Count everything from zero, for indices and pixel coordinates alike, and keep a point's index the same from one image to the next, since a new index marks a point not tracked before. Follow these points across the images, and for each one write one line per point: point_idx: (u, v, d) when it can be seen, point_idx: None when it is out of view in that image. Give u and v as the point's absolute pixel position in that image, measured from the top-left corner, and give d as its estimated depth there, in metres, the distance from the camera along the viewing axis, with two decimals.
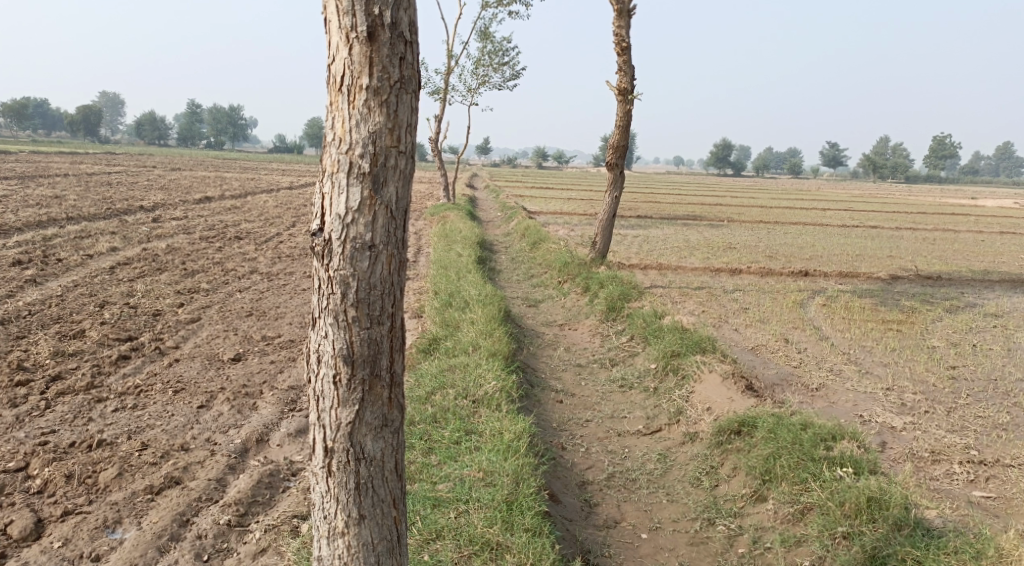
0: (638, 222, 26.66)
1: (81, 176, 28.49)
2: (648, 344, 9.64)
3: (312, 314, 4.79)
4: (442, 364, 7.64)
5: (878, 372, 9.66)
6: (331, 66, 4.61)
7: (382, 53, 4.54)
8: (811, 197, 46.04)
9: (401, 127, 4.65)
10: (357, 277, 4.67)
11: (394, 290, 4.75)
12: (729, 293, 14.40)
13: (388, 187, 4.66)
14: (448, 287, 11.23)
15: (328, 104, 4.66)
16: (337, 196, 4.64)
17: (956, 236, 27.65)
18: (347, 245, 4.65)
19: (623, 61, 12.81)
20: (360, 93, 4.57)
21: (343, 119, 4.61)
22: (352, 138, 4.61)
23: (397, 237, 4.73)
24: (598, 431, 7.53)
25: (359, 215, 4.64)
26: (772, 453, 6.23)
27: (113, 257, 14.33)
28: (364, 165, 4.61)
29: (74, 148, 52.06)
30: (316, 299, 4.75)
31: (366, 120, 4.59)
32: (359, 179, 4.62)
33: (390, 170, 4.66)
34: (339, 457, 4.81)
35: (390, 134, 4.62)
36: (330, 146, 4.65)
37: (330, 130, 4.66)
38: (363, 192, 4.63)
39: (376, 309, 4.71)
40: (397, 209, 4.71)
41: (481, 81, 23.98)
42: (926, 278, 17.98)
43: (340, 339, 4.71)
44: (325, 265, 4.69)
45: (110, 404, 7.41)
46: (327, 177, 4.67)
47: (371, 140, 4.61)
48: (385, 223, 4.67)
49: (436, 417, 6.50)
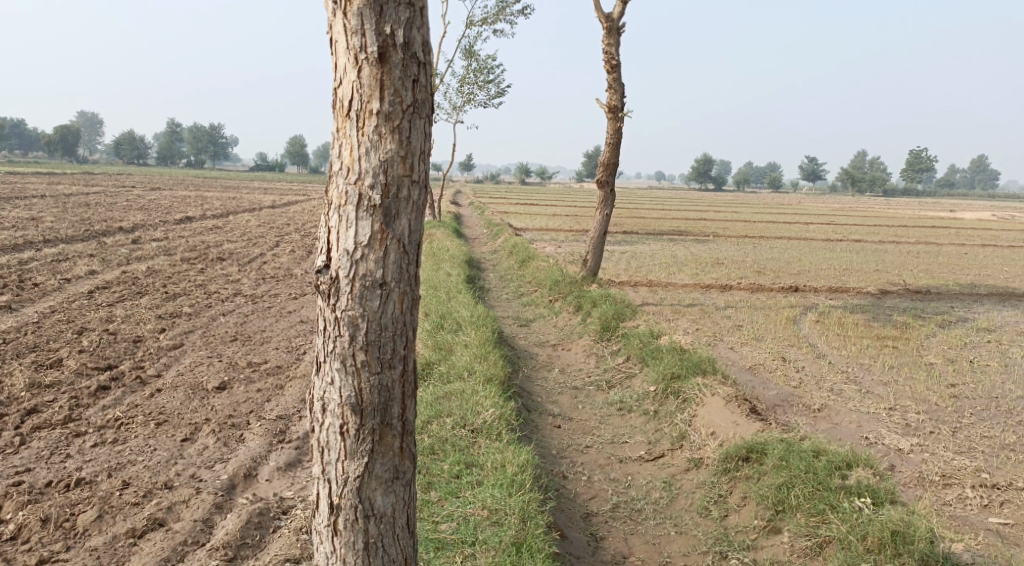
0: (624, 238, 26.55)
1: (59, 197, 28.10)
2: (646, 365, 9.44)
3: (317, 359, 4.59)
4: (438, 391, 7.40)
5: (878, 391, 9.50)
6: (338, 88, 4.42)
7: (394, 76, 4.35)
8: (794, 211, 46.15)
9: (414, 154, 4.45)
10: (366, 318, 4.47)
11: (406, 331, 4.55)
12: (721, 310, 14.24)
13: (400, 220, 4.46)
14: (438, 309, 10.99)
15: (335, 129, 4.46)
16: (346, 229, 4.44)
17: (939, 249, 27.74)
18: (357, 282, 4.45)
19: (612, 78, 12.67)
20: (370, 118, 4.37)
21: (352, 145, 4.41)
22: (362, 167, 4.41)
23: (409, 273, 4.53)
24: (599, 458, 7.31)
25: (369, 251, 4.44)
26: (785, 482, 6.04)
27: (92, 280, 14.00)
28: (375, 195, 4.42)
29: (51, 168, 51.49)
30: (322, 342, 4.54)
31: (377, 146, 4.39)
32: (368, 212, 4.42)
33: (402, 201, 4.46)
34: (347, 514, 4.60)
35: (402, 161, 4.42)
36: (338, 175, 4.45)
37: (337, 158, 4.46)
38: (374, 225, 4.43)
39: (387, 352, 4.51)
40: (410, 243, 4.51)
41: (465, 98, 23.85)
42: (915, 292, 17.93)
43: (348, 386, 4.51)
44: (333, 305, 4.49)
45: (89, 439, 7.13)
46: (334, 209, 4.47)
47: (383, 169, 4.41)
48: (397, 258, 4.47)
49: (433, 448, 6.27)
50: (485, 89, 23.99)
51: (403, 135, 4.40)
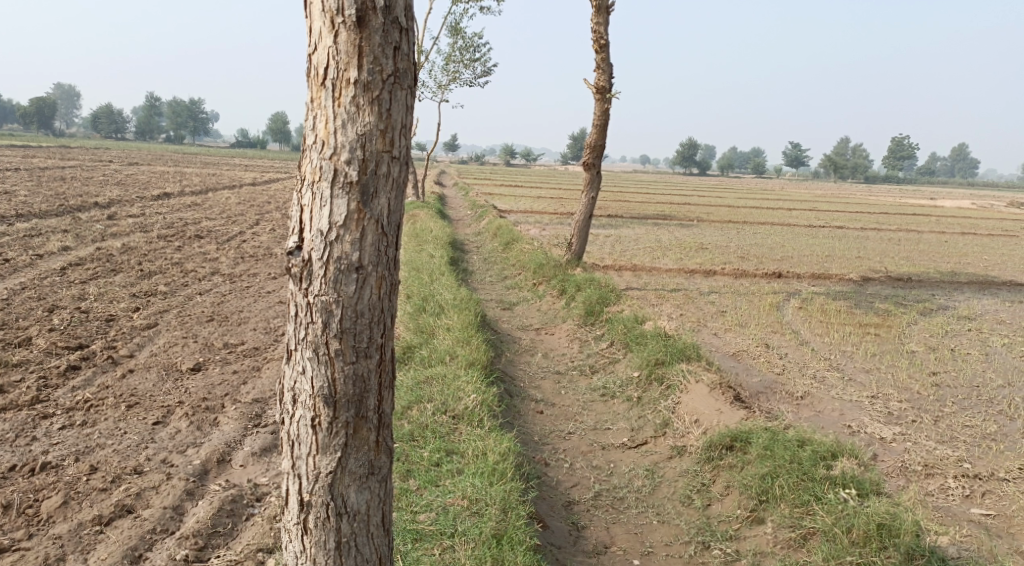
0: (608, 221, 26.45)
1: (35, 171, 27.61)
2: (629, 351, 9.35)
3: (288, 347, 4.45)
4: (418, 375, 7.27)
5: (862, 379, 9.46)
6: (313, 55, 4.26)
7: (374, 42, 4.19)
8: (777, 197, 46.17)
9: (394, 127, 4.31)
10: (341, 304, 4.33)
11: (383, 317, 4.41)
12: (705, 295, 14.19)
13: (379, 198, 4.32)
14: (420, 291, 10.84)
15: (309, 99, 4.31)
16: (320, 207, 4.30)
17: (921, 237, 27.84)
18: (331, 264, 4.31)
19: (600, 59, 12.51)
20: (347, 87, 4.22)
21: (327, 117, 4.26)
22: (339, 141, 4.26)
23: (387, 256, 4.39)
24: (581, 445, 7.22)
25: (345, 231, 4.29)
26: (769, 471, 5.98)
27: (66, 257, 13.74)
28: (351, 170, 4.27)
29: (29, 141, 50.64)
30: (294, 328, 4.40)
31: (354, 116, 4.24)
32: (345, 189, 4.28)
33: (381, 178, 4.31)
34: (318, 512, 4.47)
35: (381, 135, 4.28)
36: (312, 150, 4.30)
37: (311, 130, 4.31)
38: (350, 204, 4.29)
39: (363, 340, 4.38)
40: (389, 224, 4.37)
41: (451, 77, 23.61)
42: (897, 279, 17.95)
43: (321, 376, 4.38)
44: (305, 288, 4.34)
45: (57, 421, 6.96)
46: (308, 186, 4.32)
47: (360, 142, 4.26)
48: (375, 239, 4.33)
49: (413, 434, 6.15)
50: (471, 68, 23.75)
51: (382, 106, 4.26)
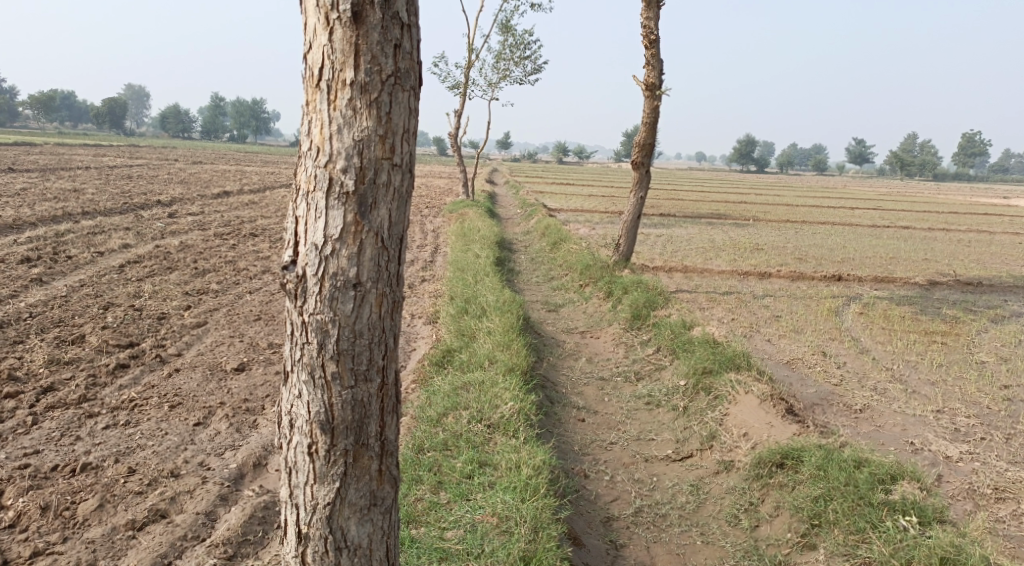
0: (661, 221, 25.99)
1: (102, 169, 28.16)
2: (677, 358, 9.02)
3: (285, 369, 4.52)
4: (456, 381, 7.05)
5: (926, 391, 8.98)
6: (308, 56, 4.33)
7: (371, 40, 4.24)
8: (837, 196, 45.02)
9: (394, 130, 4.35)
10: (338, 323, 4.38)
11: (384, 337, 4.46)
12: (759, 299, 13.74)
13: (378, 210, 4.36)
14: (464, 293, 10.65)
15: (304, 103, 4.38)
16: (315, 218, 4.36)
17: (992, 238, 26.77)
18: (327, 279, 4.36)
19: (650, 54, 12.17)
20: (343, 90, 4.28)
21: (322, 121, 4.32)
22: (335, 147, 4.32)
23: (388, 271, 4.43)
24: (623, 456, 6.92)
25: (340, 245, 4.34)
26: (822, 494, 5.64)
27: (123, 254, 13.86)
28: (347, 177, 4.32)
29: (96, 140, 51.68)
30: (291, 349, 4.47)
31: (351, 119, 4.29)
32: (341, 200, 4.33)
33: (380, 187, 4.36)
34: (316, 544, 4.53)
35: (381, 140, 4.32)
36: (307, 157, 4.37)
37: (306, 135, 4.38)
38: (347, 215, 4.33)
39: (363, 363, 4.43)
40: (389, 237, 4.41)
41: (502, 75, 23.42)
42: (965, 283, 17.23)
43: (317, 401, 4.44)
44: (300, 305, 4.40)
45: (101, 420, 6.85)
46: (303, 196, 4.38)
47: (357, 146, 4.31)
48: (373, 254, 4.37)
49: (447, 443, 5.94)
50: (522, 65, 23.54)
51: (381, 108, 4.30)
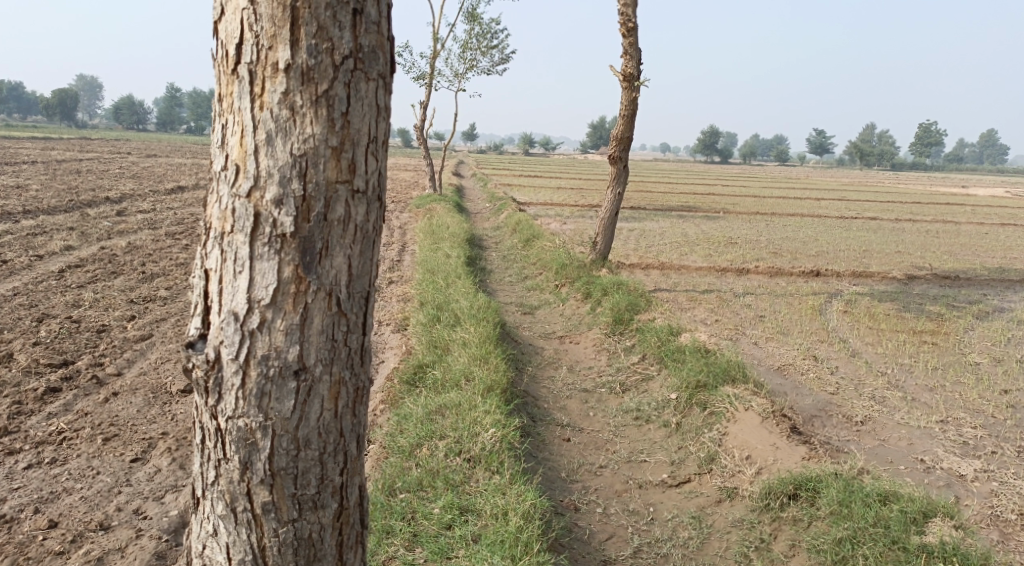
0: (632, 214, 25.43)
1: (50, 164, 26.95)
2: (665, 367, 8.45)
3: (196, 495, 3.90)
4: (431, 403, 6.38)
5: (926, 399, 8.50)
6: (222, 31, 3.64)
7: (317, 6, 3.56)
8: (803, 186, 44.94)
9: (351, 135, 3.67)
10: (272, 424, 3.73)
11: (339, 440, 3.84)
12: (740, 298, 13.22)
13: (330, 258, 3.70)
14: (435, 297, 9.98)
15: (219, 98, 3.70)
16: (236, 272, 3.69)
17: (959, 228, 26.66)
18: (256, 354, 3.70)
19: (628, 44, 11.55)
20: (275, 80, 3.60)
21: (244, 125, 3.64)
22: (264, 166, 3.64)
23: (346, 346, 3.80)
24: (614, 482, 6.30)
25: (273, 313, 3.68)
26: (847, 535, 5.12)
27: (65, 258, 12.93)
28: (280, 210, 3.65)
29: (50, 134, 49.96)
30: (203, 464, 3.85)
31: (288, 121, 3.61)
32: (275, 247, 3.66)
33: (332, 224, 3.69)
34: None
35: (334, 153, 3.65)
36: (224, 182, 3.70)
37: (221, 146, 3.70)
38: (285, 269, 3.67)
39: (312, 487, 3.81)
40: (346, 297, 3.76)
41: (468, 66, 22.77)
42: (944, 277, 16.89)
43: (241, 540, 3.82)
44: (216, 395, 3.75)
45: (23, 458, 6.08)
46: (216, 239, 3.72)
47: (297, 164, 3.63)
48: (323, 324, 3.72)
49: (421, 483, 5.29)
50: (489, 55, 22.90)
51: (335, 104, 3.62)
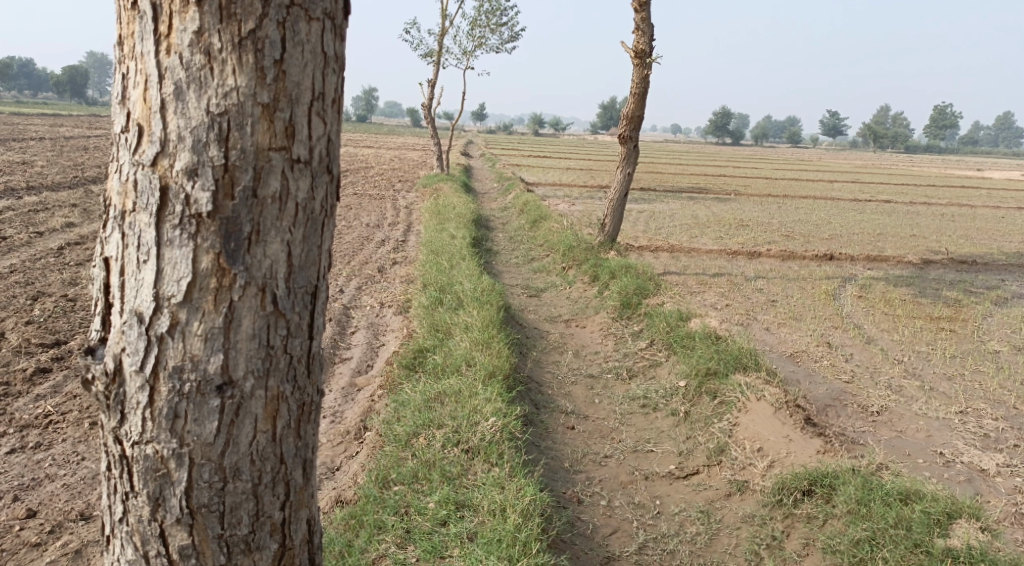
0: (642, 195, 25.09)
1: (56, 140, 26.72)
2: (674, 354, 8.18)
3: (106, 533, 3.33)
4: (430, 390, 6.13)
5: (945, 388, 8.21)
6: None
7: None
8: (815, 169, 44.42)
9: (286, 91, 3.03)
10: (190, 450, 3.12)
11: (277, 466, 3.24)
12: (752, 282, 12.92)
13: (262, 246, 3.08)
14: (438, 279, 9.71)
15: (120, 42, 3.07)
16: (142, 260, 3.09)
17: (975, 212, 26.22)
18: (167, 364, 3.09)
19: (640, 19, 11.20)
20: (185, 16, 2.96)
21: (148, 75, 3.02)
22: (174, 129, 3.02)
23: (286, 353, 3.19)
24: (620, 473, 6.04)
25: (187, 314, 3.06)
26: (866, 536, 4.85)
27: (65, 235, 12.71)
28: (193, 182, 3.02)
29: (59, 110, 49.74)
30: (111, 496, 3.27)
31: (204, 72, 2.98)
32: (188, 231, 3.04)
33: (263, 203, 3.06)
34: None
35: (265, 112, 3.01)
36: (125, 149, 3.08)
37: (122, 100, 3.08)
38: (202, 259, 3.04)
39: (242, 527, 3.21)
40: (284, 293, 3.14)
41: (477, 43, 22.42)
42: (960, 261, 16.54)
43: None
44: (120, 413, 3.15)
45: (7, 442, 5.87)
46: (118, 219, 3.12)
47: (214, 128, 3.00)
48: (254, 326, 3.10)
49: (417, 475, 5.06)
50: (498, 33, 22.54)
51: (265, 51, 2.99)
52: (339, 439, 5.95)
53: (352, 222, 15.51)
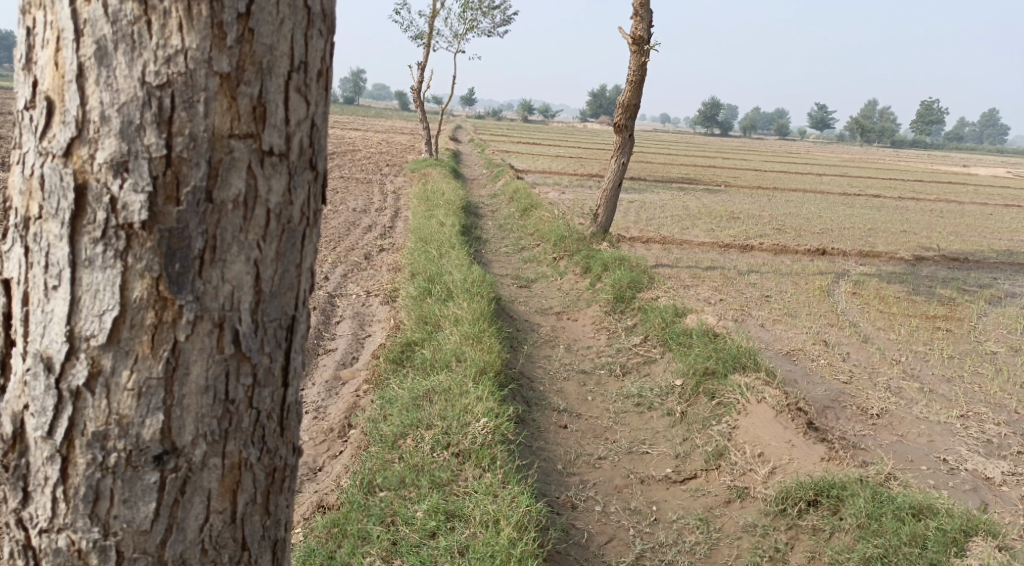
0: (631, 185, 24.91)
1: None
2: (669, 351, 7.95)
3: None
4: (418, 388, 5.86)
5: (944, 390, 8.02)
6: None
7: None
8: (805, 162, 44.40)
9: (254, 59, 2.20)
10: (117, 545, 2.29)
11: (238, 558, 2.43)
12: (745, 276, 12.71)
13: (220, 268, 2.25)
14: (427, 268, 9.43)
15: None
16: (52, 285, 2.23)
17: (963, 208, 26.17)
18: (86, 428, 2.25)
19: (639, 4, 10.92)
20: None
21: (61, 27, 2.15)
22: (96, 107, 2.15)
23: (249, 410, 2.38)
24: (614, 477, 5.80)
25: (113, 360, 2.22)
26: (877, 553, 4.63)
27: None
28: (122, 181, 2.16)
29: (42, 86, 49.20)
30: None
31: (137, 28, 2.12)
32: (115, 248, 2.19)
33: (222, 209, 2.23)
34: None
35: (224, 84, 2.18)
36: (30, 134, 2.22)
37: (25, 63, 2.22)
38: (136, 288, 2.20)
39: None
40: (249, 332, 2.32)
41: (469, 26, 22.11)
42: (951, 258, 16.41)
43: None
44: (23, 490, 2.33)
45: None
46: (17, 229, 2.25)
47: (151, 106, 2.15)
48: (207, 376, 2.28)
49: (405, 480, 4.81)
50: (490, 17, 22.24)
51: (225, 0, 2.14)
52: (322, 438, 5.68)
53: (339, 206, 15.23)
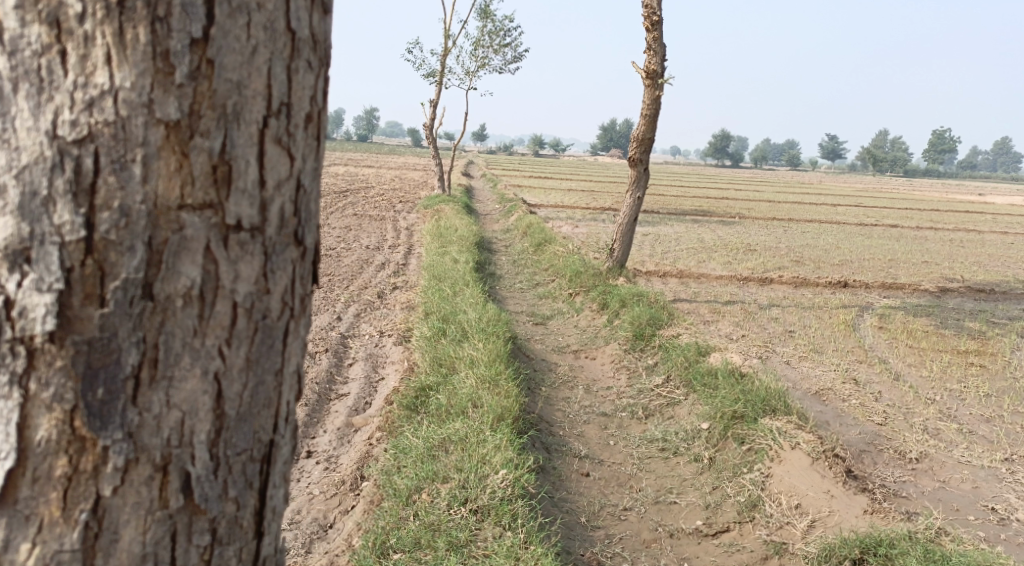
0: (645, 218, 24.64)
1: None
2: (693, 392, 7.60)
3: None
4: (432, 437, 5.55)
5: (983, 431, 7.63)
6: None
7: None
8: (819, 192, 44.12)
9: (213, 99, 1.91)
10: None
11: None
12: (766, 310, 12.37)
13: (164, 389, 1.95)
14: (441, 307, 9.15)
15: None
16: None
17: (983, 237, 25.76)
18: None
19: (652, 37, 10.74)
20: None
21: None
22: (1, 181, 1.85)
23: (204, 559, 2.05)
24: (642, 530, 5.45)
25: (8, 528, 1.88)
26: None
27: None
28: (22, 277, 1.85)
29: None
30: None
31: (46, 61, 1.84)
32: (21, 370, 1.87)
33: (168, 308, 1.93)
34: None
35: (168, 142, 1.89)
36: None
37: None
38: (49, 425, 1.88)
39: None
40: (200, 462, 2.01)
41: (480, 62, 22.06)
42: (977, 289, 16.00)
43: None
44: None
45: None
46: None
47: (66, 168, 1.85)
48: (147, 526, 1.96)
49: (420, 542, 4.48)
50: (501, 53, 22.19)
51: (174, 22, 1.86)
52: (333, 492, 5.36)
53: (351, 244, 15.00)
